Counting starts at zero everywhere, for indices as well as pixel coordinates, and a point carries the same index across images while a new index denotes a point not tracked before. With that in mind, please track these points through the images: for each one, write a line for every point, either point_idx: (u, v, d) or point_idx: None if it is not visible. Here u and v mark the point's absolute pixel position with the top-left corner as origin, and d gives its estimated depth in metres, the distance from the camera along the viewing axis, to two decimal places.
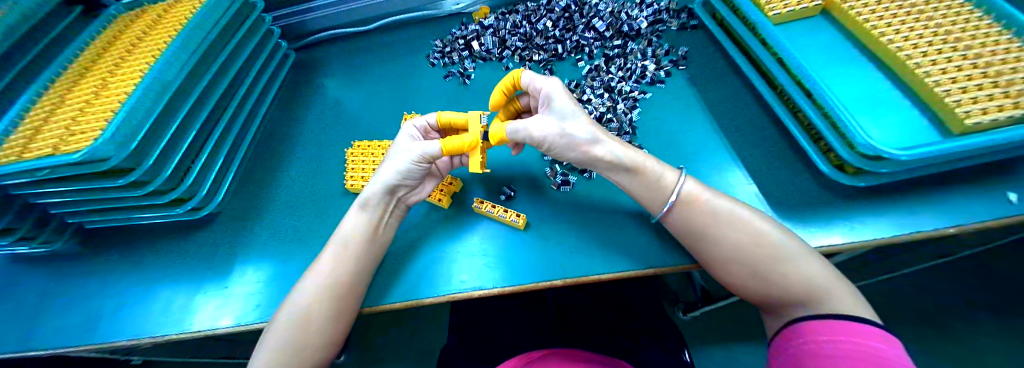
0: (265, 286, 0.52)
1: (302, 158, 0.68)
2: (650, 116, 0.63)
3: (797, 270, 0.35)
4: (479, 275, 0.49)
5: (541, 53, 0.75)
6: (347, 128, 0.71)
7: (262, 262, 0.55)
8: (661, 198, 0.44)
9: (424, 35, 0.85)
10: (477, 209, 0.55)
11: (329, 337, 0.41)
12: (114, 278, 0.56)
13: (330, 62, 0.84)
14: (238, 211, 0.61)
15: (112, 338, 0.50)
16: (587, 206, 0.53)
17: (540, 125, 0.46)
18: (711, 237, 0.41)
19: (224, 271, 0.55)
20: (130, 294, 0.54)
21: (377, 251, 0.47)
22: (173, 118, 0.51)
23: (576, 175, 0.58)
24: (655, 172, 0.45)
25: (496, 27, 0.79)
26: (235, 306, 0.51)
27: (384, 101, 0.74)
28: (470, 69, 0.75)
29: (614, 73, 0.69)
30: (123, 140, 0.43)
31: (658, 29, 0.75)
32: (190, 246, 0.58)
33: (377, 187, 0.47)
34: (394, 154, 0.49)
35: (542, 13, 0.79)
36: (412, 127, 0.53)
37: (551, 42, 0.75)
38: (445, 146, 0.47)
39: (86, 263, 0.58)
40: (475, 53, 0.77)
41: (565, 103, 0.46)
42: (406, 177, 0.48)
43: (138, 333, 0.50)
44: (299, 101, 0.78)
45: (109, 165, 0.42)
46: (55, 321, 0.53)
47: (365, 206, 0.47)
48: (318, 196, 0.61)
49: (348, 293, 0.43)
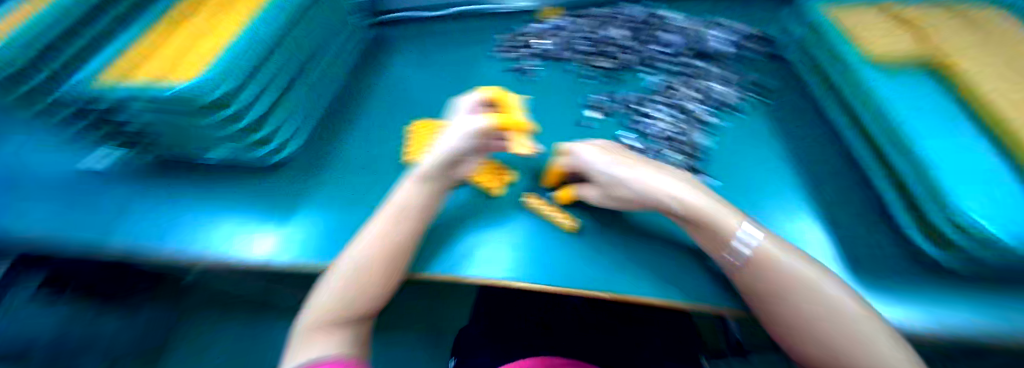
0: (299, 232, 0.57)
1: (364, 128, 0.71)
2: (724, 144, 0.58)
3: (878, 358, 0.28)
4: (520, 265, 0.50)
5: (608, 61, 0.71)
6: (406, 107, 0.73)
7: (301, 210, 0.60)
8: (725, 239, 0.38)
9: (496, 27, 0.86)
10: (526, 202, 0.57)
11: (363, 307, 0.43)
12: (184, 199, 0.65)
13: (400, 40, 0.87)
14: (302, 165, 0.66)
15: (175, 249, 0.59)
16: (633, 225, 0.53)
17: (590, 191, 0.52)
18: (775, 299, 0.35)
19: (269, 212, 0.61)
20: (196, 215, 0.63)
21: (427, 215, 0.49)
22: (264, 73, 0.58)
23: None
24: (715, 219, 0.40)
25: (567, 28, 0.78)
26: (273, 243, 0.56)
27: (448, 86, 0.75)
28: (533, 67, 0.74)
29: (688, 92, 0.64)
30: (219, 85, 0.49)
31: (739, 57, 0.72)
32: (258, 189, 0.64)
33: (432, 160, 0.49)
34: (448, 130, 0.51)
35: (615, 20, 0.76)
36: (468, 101, 0.54)
37: (620, 51, 0.71)
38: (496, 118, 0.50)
39: (176, 189, 0.67)
40: (541, 51, 0.76)
41: (597, 163, 0.49)
42: (458, 153, 0.49)
43: (211, 248, 0.58)
44: (369, 74, 0.81)
45: (205, 100, 0.48)
46: (139, 224, 0.63)
47: (421, 178, 0.49)
48: (374, 166, 0.64)
49: (403, 250, 0.46)
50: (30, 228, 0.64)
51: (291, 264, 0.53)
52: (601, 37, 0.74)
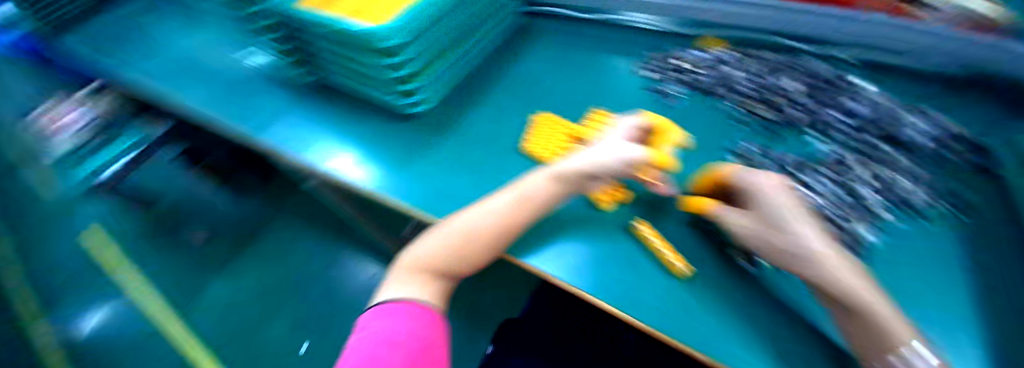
0: (385, 171, 0.69)
1: (494, 106, 0.75)
2: (894, 248, 0.50)
3: None
4: (607, 287, 0.51)
5: (771, 112, 0.66)
6: (537, 98, 0.75)
7: (391, 154, 0.71)
8: (876, 339, 0.33)
9: (647, 41, 0.83)
10: (634, 228, 0.57)
11: (453, 265, 0.54)
12: (306, 113, 0.80)
13: (549, 31, 0.89)
14: (433, 124, 0.75)
15: (291, 151, 0.73)
16: (740, 287, 0.50)
17: (735, 217, 0.47)
18: None
19: (365, 146, 0.73)
20: (311, 130, 0.77)
21: (537, 212, 0.52)
22: (436, 34, 0.64)
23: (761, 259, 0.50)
24: (879, 321, 0.33)
25: (731, 65, 0.74)
26: (363, 173, 0.68)
27: (584, 88, 0.75)
28: (681, 94, 0.72)
29: (868, 177, 0.55)
30: (401, 34, 0.56)
31: (938, 155, 0.59)
32: (395, 133, 0.75)
33: (577, 167, 0.52)
34: (603, 145, 0.55)
35: (790, 72, 0.70)
36: (626, 126, 0.58)
37: (789, 105, 0.65)
38: (647, 155, 0.52)
39: (331, 111, 0.79)
40: (694, 80, 0.73)
41: (772, 203, 0.44)
42: (598, 171, 0.52)
43: (316, 161, 0.72)
44: (511, 55, 0.85)
45: (382, 45, 0.55)
46: (268, 122, 0.79)
47: (554, 174, 0.52)
48: (498, 145, 0.69)
49: (504, 234, 0.52)
50: (220, 105, 0.84)
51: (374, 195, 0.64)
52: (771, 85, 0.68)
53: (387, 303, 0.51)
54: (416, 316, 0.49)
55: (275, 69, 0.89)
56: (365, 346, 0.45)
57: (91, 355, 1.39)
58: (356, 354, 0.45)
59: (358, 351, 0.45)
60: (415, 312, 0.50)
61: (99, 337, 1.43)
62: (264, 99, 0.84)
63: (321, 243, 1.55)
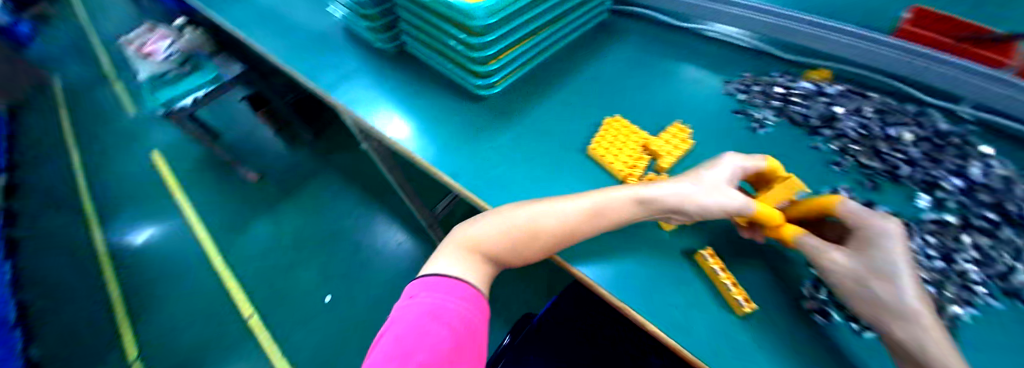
0: (433, 139, 0.72)
1: (562, 101, 0.75)
2: (1000, 334, 0.43)
3: None
4: (653, 306, 0.50)
5: (872, 160, 0.59)
6: (608, 100, 0.74)
7: (440, 124, 0.74)
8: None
9: (732, 58, 0.79)
10: (700, 257, 0.53)
11: (510, 257, 0.53)
12: (371, 74, 0.85)
13: (630, 33, 0.88)
14: (498, 107, 0.76)
15: (352, 109, 0.79)
16: (806, 332, 0.47)
17: (829, 250, 0.42)
18: None
19: (418, 113, 0.77)
20: (372, 90, 0.82)
21: (605, 225, 0.52)
22: (519, 17, 0.66)
23: (837, 314, 0.47)
24: None
25: (834, 99, 0.66)
26: (413, 138, 0.72)
27: (659, 98, 0.74)
28: (769, 122, 0.67)
29: (981, 246, 0.48)
30: (493, 13, 0.58)
31: None
32: (459, 109, 0.76)
33: (671, 197, 0.49)
34: (704, 179, 0.50)
35: (902, 118, 0.61)
36: (737, 166, 0.52)
37: (892, 155, 0.58)
38: (759, 211, 0.47)
39: (404, 79, 0.83)
40: (788, 110, 0.68)
41: (885, 249, 0.37)
42: (694, 214, 0.50)
43: (371, 120, 0.77)
44: (587, 52, 0.84)
45: (471, 24, 0.59)
46: (337, 78, 0.86)
47: (640, 202, 0.51)
48: (562, 139, 0.69)
49: (567, 242, 0.52)
50: (301, 57, 0.92)
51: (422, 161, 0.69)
52: (877, 131, 0.61)
53: (441, 277, 0.49)
54: (468, 299, 0.47)
55: (358, 35, 0.94)
56: (415, 317, 0.43)
57: (150, 267, 1.55)
58: (404, 322, 0.43)
59: (407, 320, 0.43)
60: (467, 295, 0.48)
61: (160, 253, 1.59)
62: (345, 60, 0.89)
63: (359, 204, 1.62)
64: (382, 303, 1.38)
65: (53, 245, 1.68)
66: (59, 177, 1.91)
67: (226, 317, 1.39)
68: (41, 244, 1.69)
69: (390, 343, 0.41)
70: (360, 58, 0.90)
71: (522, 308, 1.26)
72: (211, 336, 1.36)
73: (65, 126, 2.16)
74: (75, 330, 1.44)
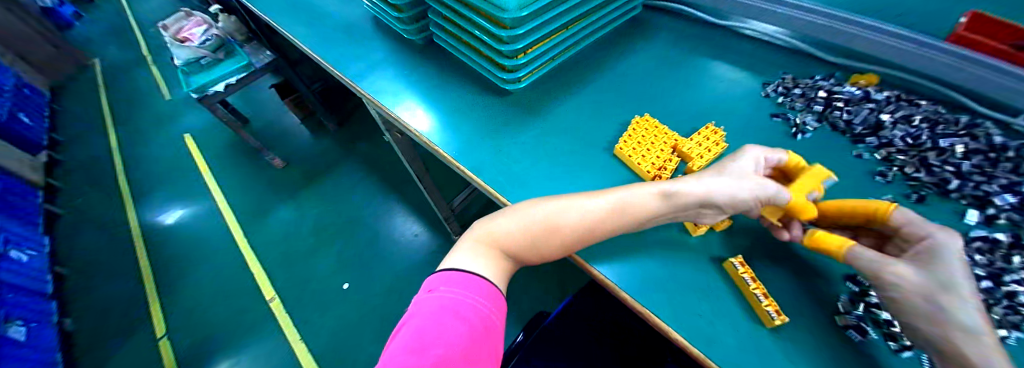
0: (456, 131, 0.72)
1: (589, 97, 0.74)
2: None
3: None
4: (675, 311, 0.49)
5: (919, 170, 0.55)
6: (637, 98, 0.72)
7: (463, 117, 0.74)
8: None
9: (769, 58, 0.76)
10: (729, 265, 0.51)
11: (527, 254, 0.52)
12: (398, 64, 0.86)
13: (662, 30, 0.85)
14: (523, 101, 0.75)
15: (377, 98, 0.80)
16: (844, 349, 0.44)
17: (885, 260, 0.39)
18: None
19: (442, 104, 0.77)
20: (397, 80, 0.83)
21: (631, 222, 0.50)
22: (551, 12, 0.65)
23: (874, 332, 0.44)
24: None
25: (880, 106, 0.62)
26: (436, 129, 0.73)
27: (689, 98, 0.72)
28: (811, 127, 0.64)
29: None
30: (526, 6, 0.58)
31: None
32: (484, 101, 0.76)
33: (698, 193, 0.47)
34: (733, 172, 0.48)
35: (953, 129, 0.55)
36: (762, 157, 0.50)
37: (941, 167, 0.54)
38: (792, 201, 0.47)
39: (430, 70, 0.84)
40: (830, 115, 0.65)
41: (950, 266, 0.35)
42: (728, 205, 0.48)
43: (396, 110, 0.78)
44: (617, 48, 0.82)
45: (502, 16, 0.59)
46: (363, 66, 0.87)
47: (667, 197, 0.49)
48: (587, 136, 0.68)
49: (590, 240, 0.51)
50: (331, 45, 0.94)
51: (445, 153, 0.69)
52: (922, 142, 0.56)
53: (461, 271, 0.48)
54: (489, 297, 0.46)
55: (387, 26, 0.95)
56: (436, 310, 0.42)
57: (179, 245, 1.62)
58: (425, 314, 0.42)
59: (427, 312, 0.42)
60: (489, 293, 0.47)
61: (189, 231, 1.66)
62: (372, 50, 0.90)
63: (377, 194, 1.65)
64: (397, 293, 1.40)
65: (92, 221, 1.77)
66: (100, 157, 2.01)
67: (248, 297, 1.45)
68: (82, 216, 1.79)
69: (410, 334, 0.40)
70: (387, 49, 0.90)
71: (534, 305, 1.26)
72: (234, 315, 1.42)
73: (106, 107, 2.27)
74: (110, 302, 1.52)
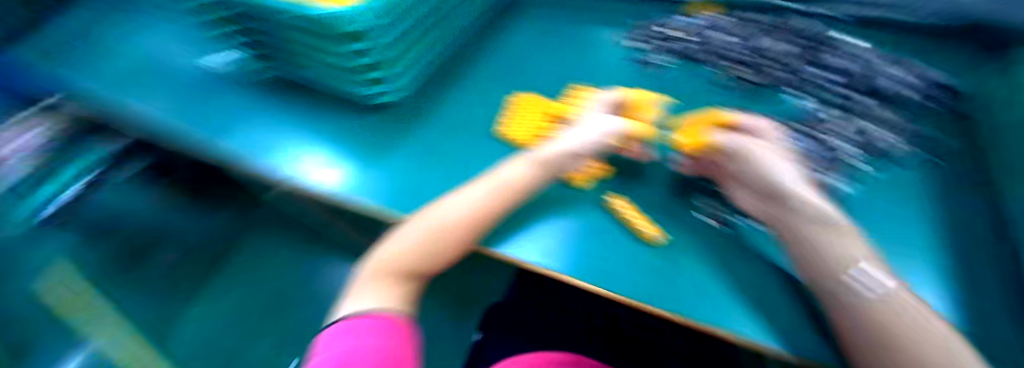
0: (368, 173, 0.60)
1: (471, 87, 0.71)
2: (867, 195, 0.51)
3: None
4: (585, 264, 0.49)
5: (751, 73, 0.65)
6: (516, 75, 0.71)
7: (371, 154, 0.63)
8: (839, 260, 0.38)
9: (622, 9, 0.80)
10: (606, 202, 0.55)
11: (425, 265, 0.48)
12: (243, 108, 0.72)
13: (522, 3, 0.85)
14: (403, 110, 0.68)
15: (257, 159, 0.64)
16: (740, 251, 0.49)
17: (757, 144, 0.50)
18: (899, 335, 0.32)
19: (344, 145, 0.65)
20: (281, 132, 0.69)
21: (518, 195, 0.50)
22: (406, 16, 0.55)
23: (736, 218, 0.52)
24: (840, 242, 0.40)
25: (716, 27, 0.71)
26: (344, 177, 0.60)
27: (562, 63, 0.72)
28: (658, 62, 0.69)
29: (835, 124, 0.56)
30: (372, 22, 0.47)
31: (906, 99, 0.60)
32: (362, 122, 0.67)
33: (558, 148, 0.54)
34: (592, 121, 0.58)
35: (772, 32, 0.68)
36: (605, 105, 0.61)
37: (768, 65, 0.64)
38: (635, 128, 0.58)
39: (288, 104, 0.72)
40: (674, 46, 0.71)
41: (779, 148, 0.50)
42: (585, 146, 0.55)
43: (283, 167, 0.63)
44: (483, 33, 0.80)
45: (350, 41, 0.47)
46: (228, 126, 0.70)
47: (536, 161, 0.52)
48: (475, 127, 0.65)
49: (480, 224, 0.48)
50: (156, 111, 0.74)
51: (360, 202, 0.56)
52: (754, 46, 0.67)
53: (357, 317, 0.40)
54: (392, 333, 0.39)
55: (227, 57, 0.80)
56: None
57: None
58: None
59: None
60: (391, 329, 0.40)
61: None
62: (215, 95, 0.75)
63: None
64: None
65: None
66: None
67: None
68: None
69: None
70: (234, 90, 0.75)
71: None
72: None
73: None
74: None
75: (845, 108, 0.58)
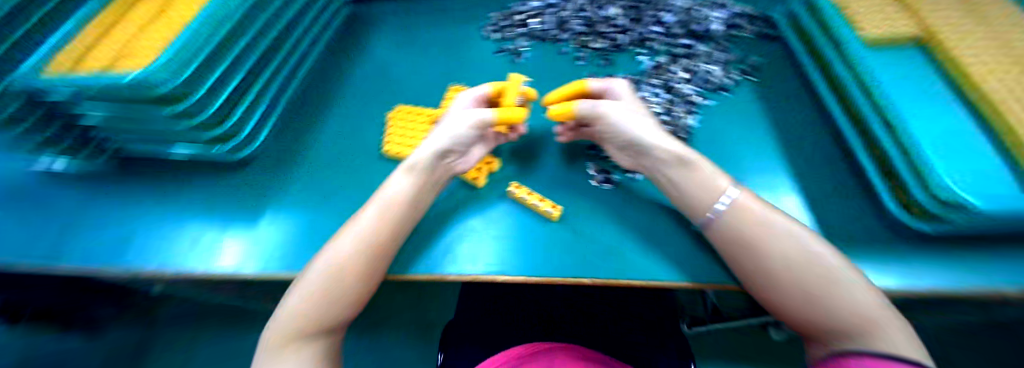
0: (293, 239, 0.53)
1: (345, 115, 0.67)
2: (713, 125, 0.59)
3: (846, 294, 0.35)
4: (503, 258, 0.50)
5: (601, 42, 0.69)
6: (389, 92, 0.69)
7: (290, 213, 0.55)
8: (708, 202, 0.44)
9: (478, 6, 0.81)
10: (511, 193, 0.56)
11: (346, 311, 0.43)
12: (62, 211, 0.58)
13: (379, 18, 0.82)
14: (274, 159, 0.61)
15: (141, 264, 0.52)
16: (632, 206, 0.53)
17: (607, 104, 0.50)
18: (759, 247, 0.40)
19: (254, 216, 0.56)
20: (164, 220, 0.56)
21: (416, 214, 0.49)
22: (226, 56, 0.50)
23: (619, 175, 0.57)
24: (708, 176, 0.45)
25: (560, 6, 0.74)
26: (261, 253, 0.52)
27: (433, 70, 0.71)
28: (523, 48, 0.71)
29: (676, 73, 0.63)
30: (179, 68, 0.43)
31: (731, 34, 0.69)
32: (227, 185, 0.59)
33: (429, 152, 0.49)
34: (450, 118, 0.52)
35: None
36: (468, 99, 0.55)
37: (614, 31, 0.69)
38: (501, 117, 0.52)
39: (120, 190, 0.60)
40: (531, 32, 0.73)
41: (631, 99, 0.51)
42: (459, 142, 0.50)
43: (178, 262, 0.52)
44: (345, 57, 0.76)
45: (158, 92, 0.42)
46: (84, 239, 0.55)
47: (412, 169, 0.48)
48: (357, 156, 0.61)
49: (383, 252, 0.45)
50: None
51: (289, 277, 0.49)
52: (597, 17, 0.71)
53: None
54: None
55: None
56: None
57: None
58: None
59: None
60: None
61: None
62: (13, 202, 0.59)
63: None
64: None
65: None
66: None
67: None
68: None
69: None
70: (41, 187, 0.61)
71: None
72: None
73: None
74: None
75: (684, 55, 0.66)
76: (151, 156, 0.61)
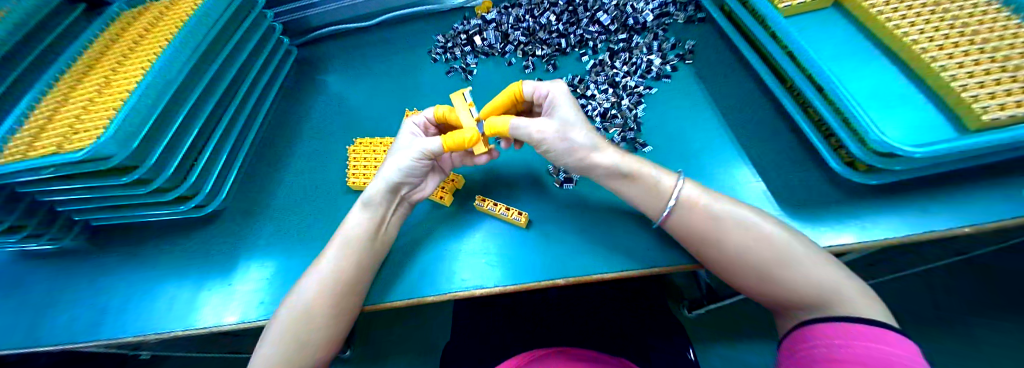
0: (268, 284, 0.53)
1: (308, 155, 0.68)
2: (660, 112, 0.62)
3: (803, 272, 0.36)
4: (480, 273, 0.51)
5: (545, 48, 0.72)
6: (349, 126, 0.70)
7: (266, 259, 0.56)
8: (660, 203, 0.45)
9: (424, 30, 0.83)
10: (478, 207, 0.57)
11: (325, 350, 0.44)
12: (35, 292, 0.58)
13: (331, 56, 0.84)
14: (242, 209, 0.62)
15: (120, 334, 0.52)
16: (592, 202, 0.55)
17: (540, 126, 0.48)
18: (713, 240, 0.41)
19: (227, 268, 0.56)
20: (141, 287, 0.56)
21: (378, 247, 0.50)
22: (174, 119, 0.51)
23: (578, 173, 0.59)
24: (652, 177, 0.46)
25: (499, 21, 0.77)
26: (238, 303, 0.52)
27: (387, 98, 0.73)
28: (473, 65, 0.73)
29: (618, 68, 0.68)
30: (125, 138, 0.44)
31: (664, 22, 0.72)
32: (198, 242, 0.59)
33: (378, 186, 0.50)
34: (397, 151, 0.53)
35: (545, 6, 0.77)
36: (413, 125, 0.57)
37: (555, 36, 0.73)
38: (447, 143, 0.49)
39: (90, 262, 0.60)
40: (476, 48, 0.75)
41: (567, 109, 0.49)
42: (407, 174, 0.51)
43: (156, 327, 0.52)
44: (302, 99, 0.78)
45: (109, 166, 0.43)
46: (61, 318, 0.55)
47: (367, 205, 0.50)
48: (322, 193, 0.62)
49: (353, 286, 0.46)
50: None
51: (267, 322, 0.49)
52: (536, 26, 0.75)
53: None
54: None
55: None
56: None
57: None
58: None
59: None
60: None
61: None
62: None
63: None
64: None
65: None
66: None
67: None
68: None
69: None
70: (12, 271, 0.61)
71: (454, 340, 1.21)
72: None
73: None
74: None
75: (622, 49, 0.71)
76: (121, 223, 0.62)
